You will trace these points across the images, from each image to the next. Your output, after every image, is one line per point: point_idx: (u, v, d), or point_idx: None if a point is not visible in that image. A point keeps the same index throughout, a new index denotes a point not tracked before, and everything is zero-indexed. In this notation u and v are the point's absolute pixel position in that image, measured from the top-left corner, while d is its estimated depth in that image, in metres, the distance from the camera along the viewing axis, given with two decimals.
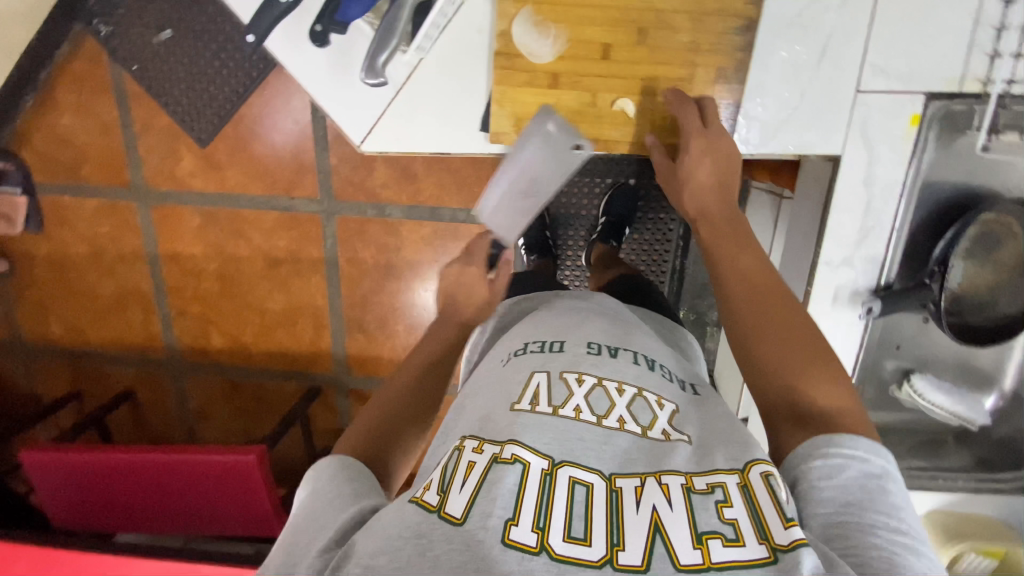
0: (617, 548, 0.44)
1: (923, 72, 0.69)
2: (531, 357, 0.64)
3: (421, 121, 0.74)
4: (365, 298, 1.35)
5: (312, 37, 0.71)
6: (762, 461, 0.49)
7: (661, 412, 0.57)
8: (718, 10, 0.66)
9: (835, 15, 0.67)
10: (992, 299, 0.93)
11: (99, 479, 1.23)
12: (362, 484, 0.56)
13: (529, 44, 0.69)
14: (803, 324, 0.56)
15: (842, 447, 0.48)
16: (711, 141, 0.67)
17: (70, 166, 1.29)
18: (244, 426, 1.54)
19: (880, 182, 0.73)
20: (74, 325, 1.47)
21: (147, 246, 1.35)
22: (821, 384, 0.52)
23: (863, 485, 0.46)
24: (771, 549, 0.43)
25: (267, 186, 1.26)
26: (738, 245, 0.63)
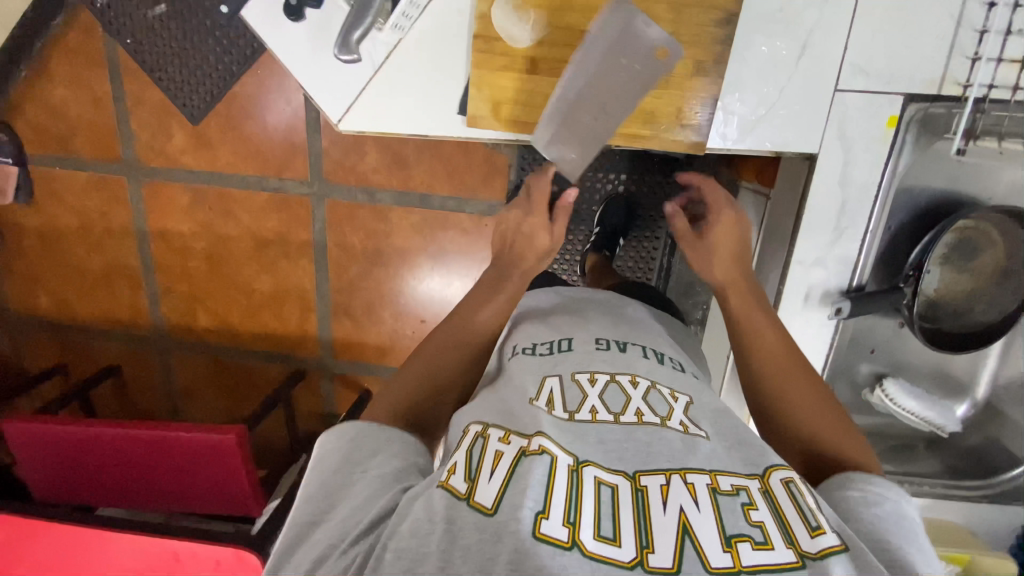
0: (646, 550, 0.45)
1: (904, 74, 0.69)
2: (538, 359, 0.64)
3: (403, 102, 0.74)
4: (353, 282, 1.35)
5: (288, 11, 0.71)
6: (787, 469, 0.53)
7: (676, 403, 0.58)
8: (700, 2, 0.66)
9: (818, 11, 0.67)
10: (968, 306, 0.93)
11: (79, 453, 1.24)
12: (401, 457, 0.55)
13: (509, 28, 0.68)
14: (826, 397, 0.66)
15: (874, 484, 0.56)
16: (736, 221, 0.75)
17: (61, 137, 1.28)
18: (227, 406, 1.54)
19: (856, 182, 0.73)
20: (61, 299, 1.47)
21: (137, 223, 1.35)
22: (846, 446, 0.62)
23: (894, 518, 0.53)
24: (799, 555, 0.46)
25: (258, 166, 1.26)
26: (763, 320, 0.71)
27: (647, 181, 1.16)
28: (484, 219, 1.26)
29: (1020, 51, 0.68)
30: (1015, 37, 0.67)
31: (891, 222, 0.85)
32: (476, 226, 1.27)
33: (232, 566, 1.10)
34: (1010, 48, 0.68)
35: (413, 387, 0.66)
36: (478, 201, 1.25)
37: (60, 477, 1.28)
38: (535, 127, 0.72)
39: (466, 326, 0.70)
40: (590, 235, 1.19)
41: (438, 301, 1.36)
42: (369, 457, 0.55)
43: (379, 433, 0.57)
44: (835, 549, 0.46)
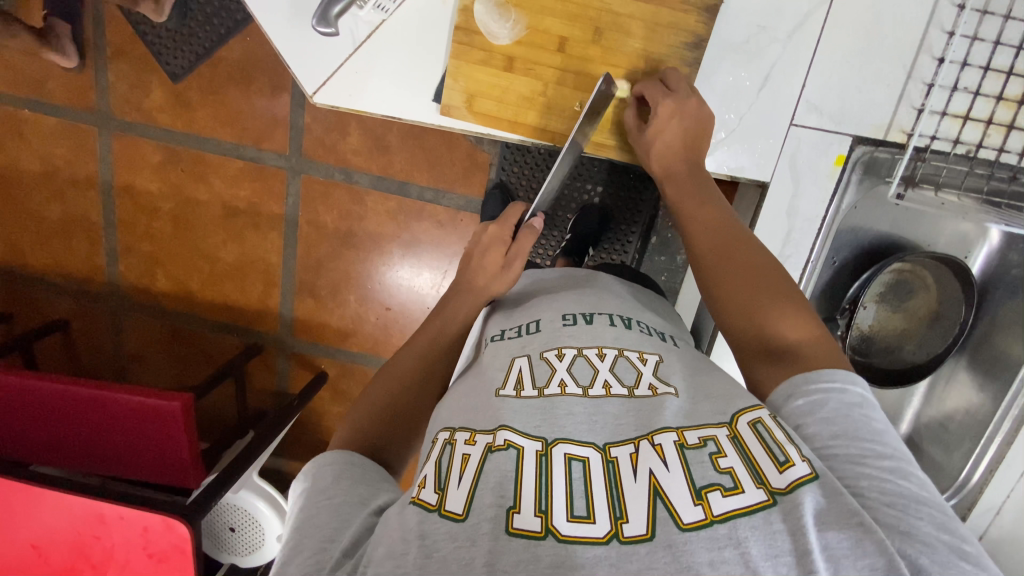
0: (621, 521, 0.45)
1: (854, 117, 0.73)
2: (508, 343, 0.66)
3: (383, 84, 0.75)
4: (321, 261, 1.34)
5: None
6: (755, 409, 0.51)
7: (645, 366, 0.59)
8: (672, 23, 0.68)
9: (781, 47, 0.71)
10: (898, 345, 0.98)
11: (18, 404, 1.20)
12: (367, 483, 0.58)
13: (489, 23, 0.70)
14: (765, 262, 0.62)
15: (818, 382, 0.52)
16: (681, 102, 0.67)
17: (34, 79, 1.24)
18: (178, 373, 1.51)
19: (803, 214, 0.77)
20: (15, 246, 1.42)
21: (103, 175, 1.32)
22: (784, 317, 0.58)
23: (843, 414, 0.50)
24: (769, 493, 0.45)
25: (236, 133, 1.25)
26: (700, 198, 0.68)
27: (622, 196, 1.19)
28: (461, 212, 1.26)
29: (963, 107, 0.71)
30: (960, 93, 0.71)
31: (835, 257, 0.90)
32: (451, 219, 1.28)
33: (161, 534, 1.07)
34: (955, 103, 0.72)
35: (370, 416, 0.68)
36: (454, 195, 1.26)
37: None
38: (504, 124, 0.75)
39: (414, 364, 0.73)
40: (562, 239, 1.22)
41: (405, 290, 1.36)
42: (336, 484, 0.56)
43: (343, 459, 0.60)
44: (806, 479, 0.45)
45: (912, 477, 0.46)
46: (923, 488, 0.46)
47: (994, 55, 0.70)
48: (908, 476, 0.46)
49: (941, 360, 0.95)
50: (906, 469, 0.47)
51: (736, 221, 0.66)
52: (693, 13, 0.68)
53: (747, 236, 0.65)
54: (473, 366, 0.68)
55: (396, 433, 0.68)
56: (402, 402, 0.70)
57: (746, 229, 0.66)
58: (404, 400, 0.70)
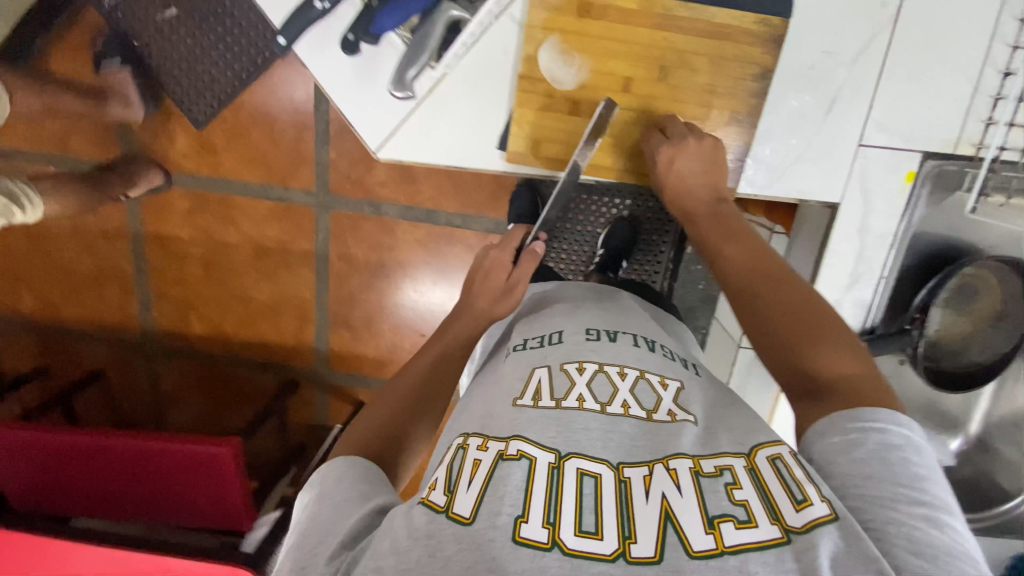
0: (629, 541, 0.44)
1: (923, 133, 0.73)
2: (530, 353, 0.66)
3: (449, 133, 0.75)
4: (351, 294, 1.34)
5: (345, 45, 0.72)
6: (775, 444, 0.51)
7: (665, 392, 0.58)
8: (738, 56, 0.69)
9: (846, 71, 0.70)
10: (964, 347, 0.97)
11: (70, 458, 1.18)
12: (370, 481, 0.55)
13: (554, 70, 0.70)
14: (801, 293, 0.59)
15: (858, 421, 0.49)
16: (677, 145, 0.69)
17: (58, 138, 1.23)
18: (215, 412, 1.51)
19: (875, 231, 0.77)
20: (46, 299, 1.43)
21: (132, 225, 1.33)
22: (822, 353, 0.55)
23: (879, 455, 0.47)
24: (783, 530, 0.44)
25: (263, 173, 1.24)
26: (734, 236, 0.65)
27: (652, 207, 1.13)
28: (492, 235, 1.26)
29: None
30: None
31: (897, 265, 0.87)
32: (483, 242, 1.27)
33: None
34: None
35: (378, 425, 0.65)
36: (483, 218, 1.26)
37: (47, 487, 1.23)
38: None
39: (422, 378, 0.71)
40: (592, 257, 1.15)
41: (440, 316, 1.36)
42: (338, 484, 0.54)
43: (347, 465, 0.57)
44: (824, 519, 0.44)
45: (949, 528, 0.43)
46: (961, 541, 0.43)
47: None
48: (942, 525, 0.43)
49: (1007, 361, 0.94)
50: (943, 518, 0.43)
51: (771, 252, 0.64)
52: (758, 45, 0.68)
53: (783, 268, 0.62)
54: (488, 383, 0.68)
55: (404, 441, 0.64)
56: (410, 411, 0.67)
57: (787, 264, 0.63)
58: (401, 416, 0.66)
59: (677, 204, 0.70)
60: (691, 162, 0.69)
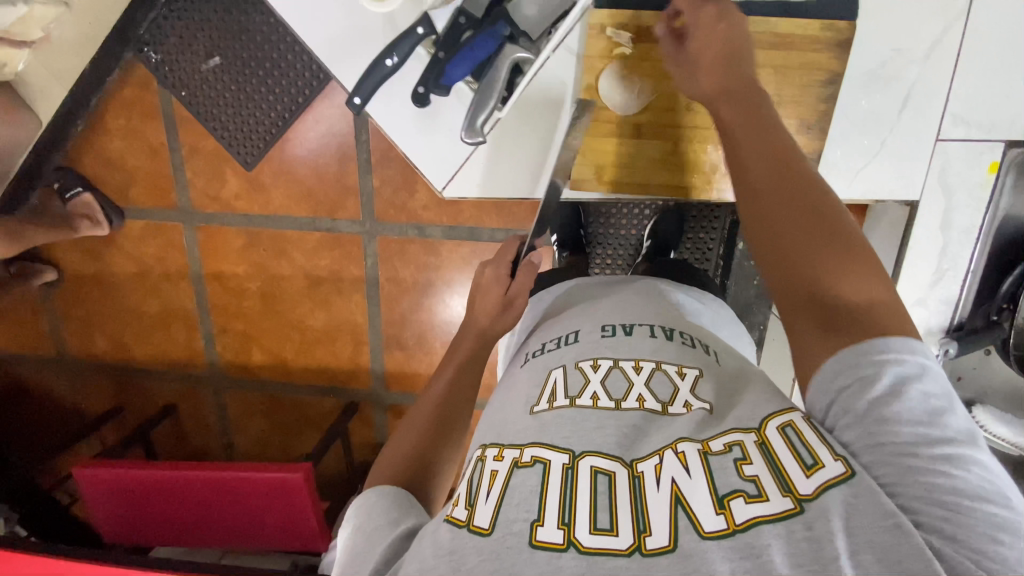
0: (643, 534, 0.39)
1: (1006, 123, 0.70)
2: (547, 357, 0.58)
3: (506, 166, 0.78)
4: (404, 315, 1.30)
5: (414, 98, 0.73)
6: (786, 412, 0.43)
7: (682, 381, 0.50)
8: (807, 63, 0.67)
9: (919, 67, 0.68)
10: None
11: (153, 492, 1.24)
12: (399, 504, 0.52)
13: (614, 98, 0.70)
14: (826, 201, 0.47)
15: (873, 355, 0.40)
16: (723, 12, 0.57)
17: (118, 188, 1.23)
18: (280, 439, 1.48)
19: (958, 226, 0.74)
20: (118, 341, 1.41)
21: (192, 266, 1.30)
22: (845, 274, 0.44)
23: (896, 395, 0.39)
24: (795, 501, 0.38)
25: (311, 208, 1.21)
26: (760, 134, 0.51)
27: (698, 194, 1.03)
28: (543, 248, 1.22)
29: None
30: None
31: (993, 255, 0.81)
32: None
33: None
34: None
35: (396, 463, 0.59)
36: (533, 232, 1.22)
37: (131, 521, 1.29)
38: (637, 188, 0.75)
39: (438, 404, 0.64)
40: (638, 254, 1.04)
41: None
42: (368, 515, 0.51)
43: (373, 500, 0.53)
44: (836, 481, 0.38)
45: (973, 465, 0.37)
46: (986, 474, 0.37)
47: None
48: (971, 466, 0.37)
49: None
50: (969, 456, 0.37)
51: (794, 149, 0.51)
52: (824, 51, 0.67)
53: (806, 167, 0.49)
54: (502, 389, 0.62)
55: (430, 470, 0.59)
56: (428, 441, 0.61)
57: (811, 165, 0.50)
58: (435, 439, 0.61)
59: (712, 86, 0.55)
60: (725, 44, 0.56)
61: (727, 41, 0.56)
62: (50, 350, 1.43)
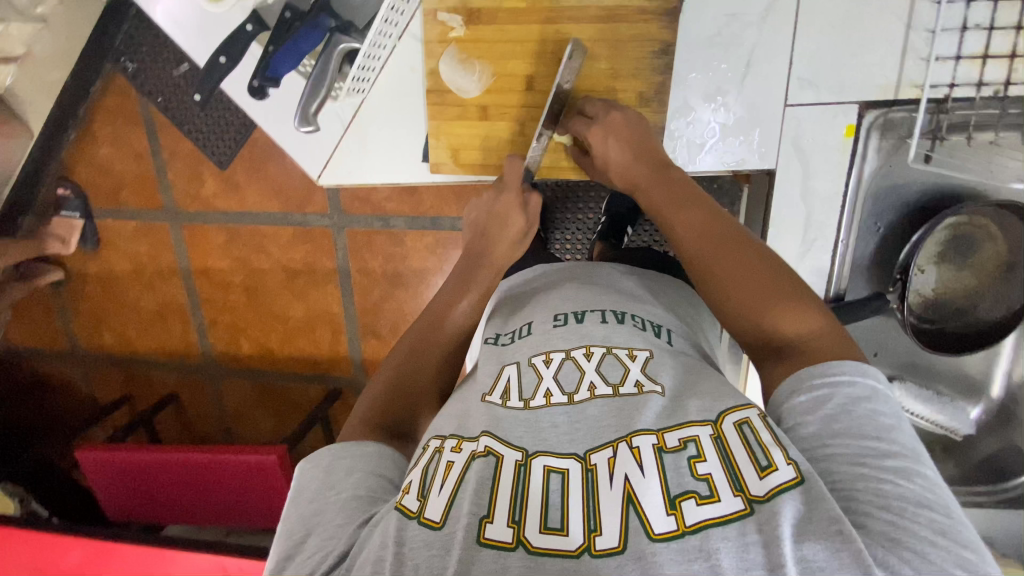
0: (594, 534, 0.38)
1: (855, 84, 0.69)
2: (498, 351, 0.56)
3: (375, 151, 0.79)
4: (376, 304, 1.20)
5: (252, 91, 0.78)
6: (743, 409, 0.42)
7: (633, 362, 0.49)
8: (634, 35, 0.67)
9: (756, 30, 0.68)
10: (970, 304, 0.86)
11: (148, 474, 1.20)
12: (363, 482, 0.47)
13: (456, 80, 0.72)
14: (757, 253, 0.51)
15: (822, 376, 0.42)
16: (605, 124, 0.65)
17: (109, 193, 1.22)
18: (275, 427, 1.39)
19: (819, 193, 0.73)
20: (122, 335, 1.37)
21: (180, 262, 1.25)
22: (784, 311, 0.47)
23: (848, 410, 0.40)
24: (746, 502, 0.37)
25: (281, 203, 1.15)
26: (687, 203, 0.56)
27: None
28: None
29: (981, 46, 0.66)
30: (972, 32, 0.66)
31: (878, 222, 0.78)
32: None
33: None
34: (970, 45, 0.67)
35: (377, 396, 0.55)
36: None
37: (130, 503, 1.26)
38: (491, 169, 0.76)
39: (412, 345, 0.59)
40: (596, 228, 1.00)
41: None
42: (344, 479, 0.47)
43: (356, 453, 0.49)
44: (788, 485, 0.37)
45: (919, 478, 0.37)
46: (933, 489, 0.37)
47: None
48: (915, 478, 0.37)
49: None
50: (914, 468, 0.37)
51: (719, 210, 0.55)
52: (653, 20, 0.66)
53: (733, 224, 0.53)
54: (469, 379, 0.57)
55: (414, 405, 0.56)
56: (418, 374, 0.58)
57: (735, 220, 0.54)
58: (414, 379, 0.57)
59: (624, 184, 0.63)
60: (623, 144, 0.63)
61: (629, 137, 0.64)
62: (60, 342, 1.41)
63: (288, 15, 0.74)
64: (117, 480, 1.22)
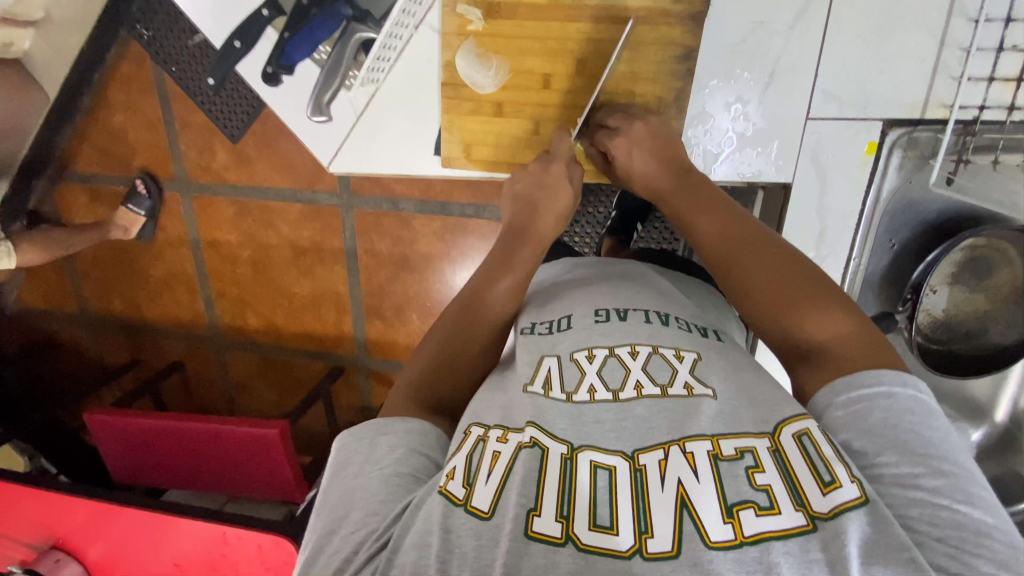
0: (645, 535, 0.37)
1: (883, 99, 0.67)
2: (536, 340, 0.54)
3: (388, 138, 0.78)
4: (381, 286, 1.20)
5: (266, 78, 0.78)
6: (802, 417, 0.41)
7: (680, 363, 0.48)
8: (657, 38, 0.65)
9: (783, 39, 0.66)
10: (982, 327, 0.85)
11: (154, 438, 1.22)
12: (405, 451, 0.47)
13: (473, 75, 0.71)
14: (781, 254, 0.50)
15: (862, 388, 0.41)
16: (630, 134, 0.64)
17: (122, 159, 1.21)
18: (278, 399, 1.41)
19: (836, 210, 0.72)
20: (130, 302, 1.39)
21: (190, 233, 1.26)
22: (812, 315, 0.46)
23: (892, 425, 0.39)
24: (809, 518, 0.36)
25: (291, 180, 1.15)
26: (707, 209, 0.55)
27: None
28: None
29: (1015, 69, 0.65)
30: (1008, 53, 0.64)
31: (893, 239, 0.76)
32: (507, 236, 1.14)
33: (273, 551, 1.01)
34: (1004, 66, 0.65)
35: (417, 372, 0.55)
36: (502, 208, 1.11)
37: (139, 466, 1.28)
38: (503, 166, 0.75)
39: (451, 321, 0.58)
40: (605, 220, 0.97)
41: None
42: (388, 454, 0.47)
43: (400, 429, 0.49)
44: (853, 504, 0.36)
45: (976, 500, 0.36)
46: (990, 513, 0.36)
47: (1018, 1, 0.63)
48: (971, 501, 0.36)
49: None
50: (968, 490, 0.36)
51: (742, 214, 0.54)
52: (677, 24, 0.65)
53: (756, 226, 0.53)
54: (502, 368, 0.57)
55: (449, 390, 0.55)
56: (462, 353, 0.56)
57: (759, 225, 0.53)
58: (451, 362, 0.56)
59: (649, 193, 0.62)
60: (650, 154, 0.62)
61: (655, 146, 0.63)
62: (71, 305, 1.43)
63: (304, 2, 0.74)
64: (123, 444, 1.25)
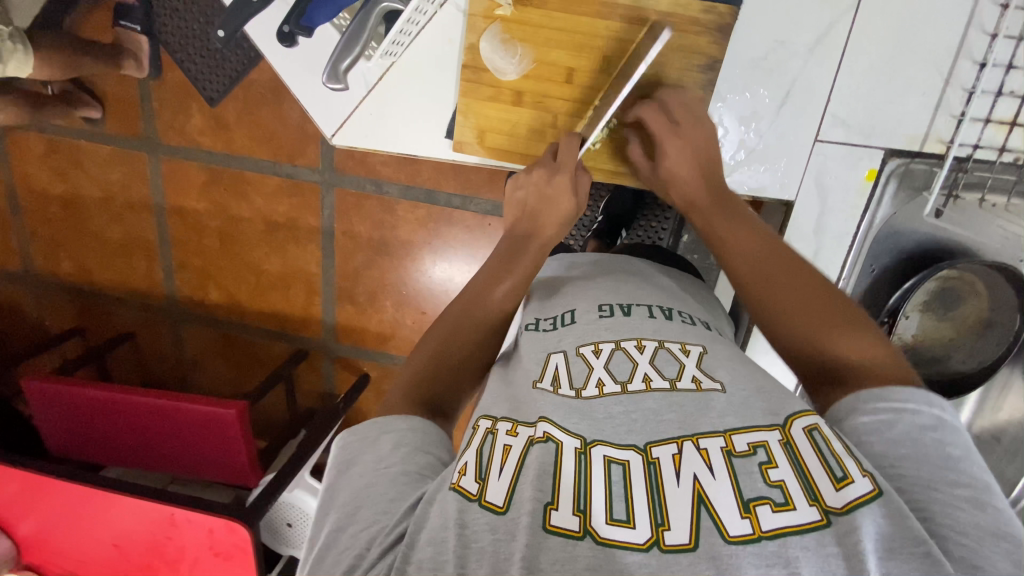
0: (662, 528, 0.37)
1: (885, 129, 0.70)
2: (540, 338, 0.54)
3: (390, 117, 0.76)
4: (360, 269, 1.17)
5: (281, 37, 0.75)
6: (811, 414, 0.42)
7: (687, 357, 0.48)
8: (684, 45, 0.66)
9: (802, 61, 0.68)
10: (946, 353, 0.90)
11: (99, 414, 1.15)
12: (412, 448, 0.46)
13: (496, 60, 0.69)
14: (814, 280, 0.53)
15: (889, 400, 0.43)
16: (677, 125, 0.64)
17: None
18: (236, 378, 1.34)
19: (832, 231, 0.75)
20: (82, 265, 1.30)
21: (156, 197, 1.19)
22: (843, 335, 0.48)
23: (914, 436, 0.40)
24: (822, 512, 0.37)
25: (273, 151, 1.09)
26: (742, 226, 0.58)
27: None
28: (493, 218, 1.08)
29: (1008, 113, 0.69)
30: (1005, 98, 0.68)
31: (874, 264, 0.80)
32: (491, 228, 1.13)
33: (227, 535, 0.95)
34: (999, 110, 0.69)
35: (423, 361, 0.55)
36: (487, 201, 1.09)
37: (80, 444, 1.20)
38: (517, 156, 0.74)
39: (458, 311, 0.58)
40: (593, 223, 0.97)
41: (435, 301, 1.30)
42: (389, 454, 0.45)
43: (402, 427, 0.47)
44: (866, 498, 0.37)
45: (991, 508, 0.37)
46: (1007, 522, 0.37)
47: (1018, 50, 0.67)
48: (986, 508, 0.37)
49: (993, 370, 0.87)
50: (985, 500, 0.37)
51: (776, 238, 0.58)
52: (704, 33, 0.66)
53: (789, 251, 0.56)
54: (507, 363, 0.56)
55: (455, 377, 0.55)
56: (462, 346, 0.56)
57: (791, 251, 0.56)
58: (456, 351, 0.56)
59: (683, 201, 0.64)
60: (688, 153, 0.64)
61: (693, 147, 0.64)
62: (15, 263, 1.32)
63: None
64: (65, 417, 1.17)
